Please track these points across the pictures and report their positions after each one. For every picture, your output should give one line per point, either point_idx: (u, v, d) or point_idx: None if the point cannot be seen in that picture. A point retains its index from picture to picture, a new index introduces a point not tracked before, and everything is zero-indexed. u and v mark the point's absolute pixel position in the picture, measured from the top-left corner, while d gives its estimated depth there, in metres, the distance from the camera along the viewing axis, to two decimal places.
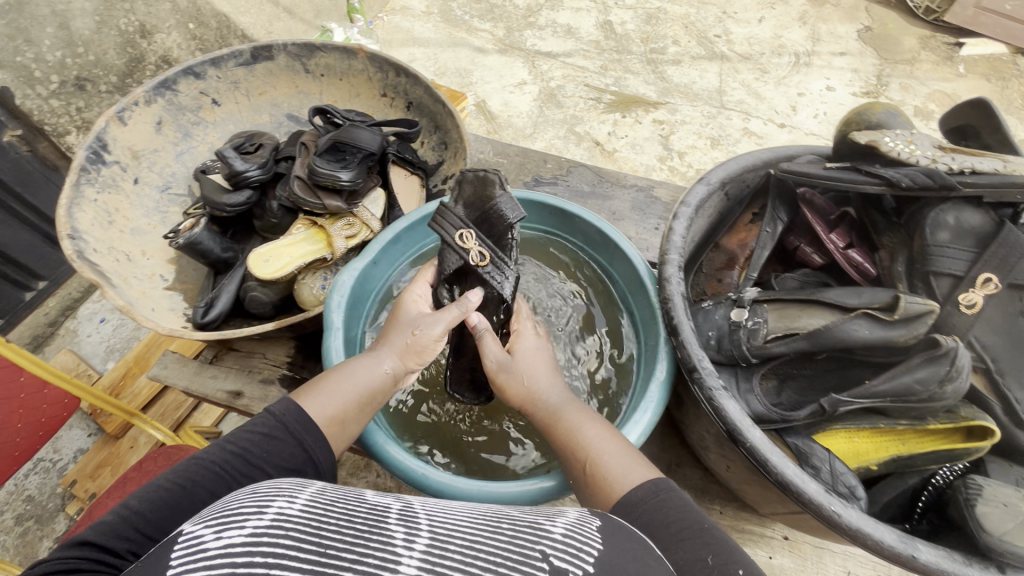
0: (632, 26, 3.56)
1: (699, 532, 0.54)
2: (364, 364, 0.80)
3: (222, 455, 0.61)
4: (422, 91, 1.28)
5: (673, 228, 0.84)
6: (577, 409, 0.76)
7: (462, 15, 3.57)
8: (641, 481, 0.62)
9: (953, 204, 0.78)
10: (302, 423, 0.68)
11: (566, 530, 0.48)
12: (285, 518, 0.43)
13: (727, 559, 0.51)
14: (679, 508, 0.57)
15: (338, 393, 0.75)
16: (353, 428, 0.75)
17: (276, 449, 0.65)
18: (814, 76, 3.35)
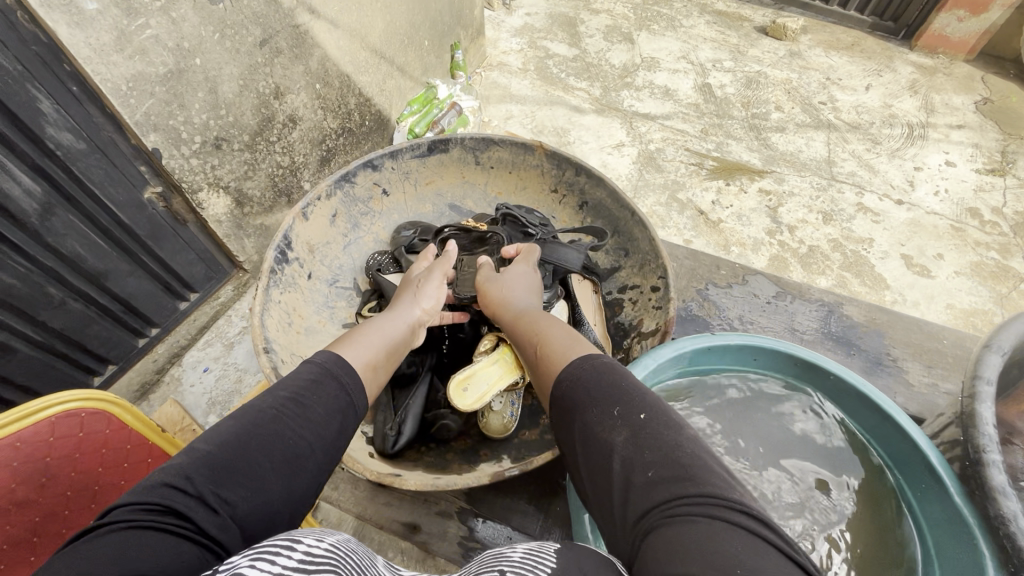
0: (732, 90, 3.48)
1: (613, 400, 0.72)
2: (387, 320, 0.97)
3: (276, 401, 0.73)
4: (603, 193, 1.21)
5: (980, 413, 0.73)
6: (537, 314, 0.95)
7: (559, 73, 3.58)
8: (577, 356, 0.82)
9: None
10: (341, 367, 0.82)
11: (527, 555, 0.57)
12: (311, 553, 0.50)
13: (631, 411, 0.70)
14: (613, 376, 0.76)
15: (367, 344, 0.90)
16: (382, 376, 0.90)
17: (322, 394, 0.77)
18: (931, 149, 3.16)
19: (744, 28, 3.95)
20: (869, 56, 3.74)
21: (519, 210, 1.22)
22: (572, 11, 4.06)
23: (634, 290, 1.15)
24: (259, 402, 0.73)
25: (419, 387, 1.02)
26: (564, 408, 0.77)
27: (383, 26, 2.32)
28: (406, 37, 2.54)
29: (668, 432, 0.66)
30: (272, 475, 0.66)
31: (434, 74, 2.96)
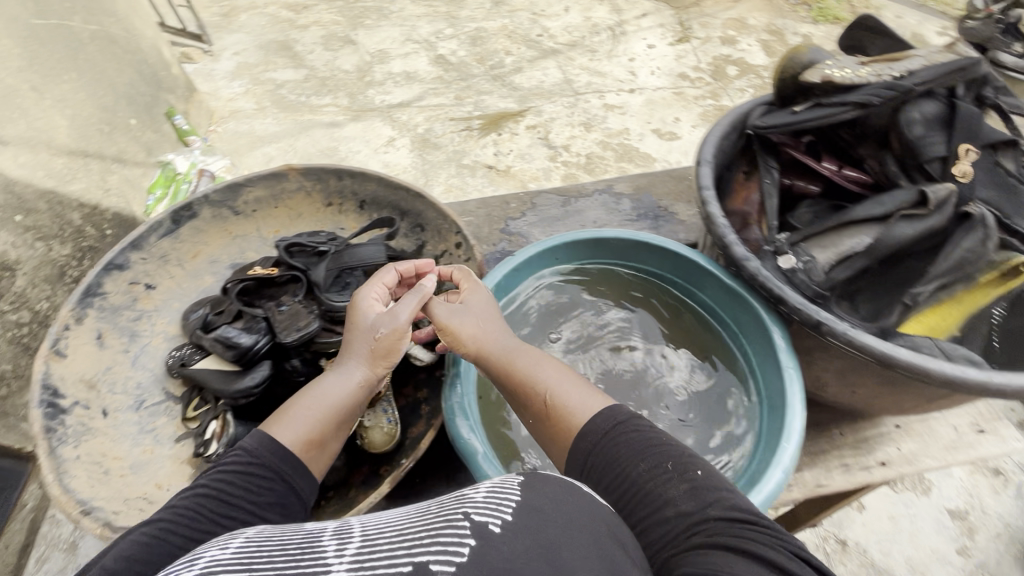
0: (464, 52, 3.68)
1: (665, 450, 0.68)
2: (331, 384, 0.85)
3: (198, 500, 0.67)
4: (373, 185, 1.22)
5: (711, 213, 0.90)
6: (528, 353, 0.89)
7: (298, 98, 3.44)
8: (600, 411, 0.76)
9: (914, 101, 0.88)
10: (273, 450, 0.75)
11: (489, 492, 0.56)
12: (214, 564, 0.50)
13: (687, 466, 0.66)
14: (644, 426, 0.71)
15: (309, 414, 0.81)
16: (332, 445, 0.82)
17: (251, 486, 0.71)
18: (634, 40, 3.72)
19: None
20: None
21: (306, 236, 1.14)
22: (282, 34, 3.89)
23: (444, 256, 1.17)
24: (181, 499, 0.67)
25: None
26: (594, 449, 0.71)
27: (68, 121, 1.99)
28: (106, 124, 2.22)
29: (724, 488, 0.64)
30: None
31: (163, 150, 2.64)
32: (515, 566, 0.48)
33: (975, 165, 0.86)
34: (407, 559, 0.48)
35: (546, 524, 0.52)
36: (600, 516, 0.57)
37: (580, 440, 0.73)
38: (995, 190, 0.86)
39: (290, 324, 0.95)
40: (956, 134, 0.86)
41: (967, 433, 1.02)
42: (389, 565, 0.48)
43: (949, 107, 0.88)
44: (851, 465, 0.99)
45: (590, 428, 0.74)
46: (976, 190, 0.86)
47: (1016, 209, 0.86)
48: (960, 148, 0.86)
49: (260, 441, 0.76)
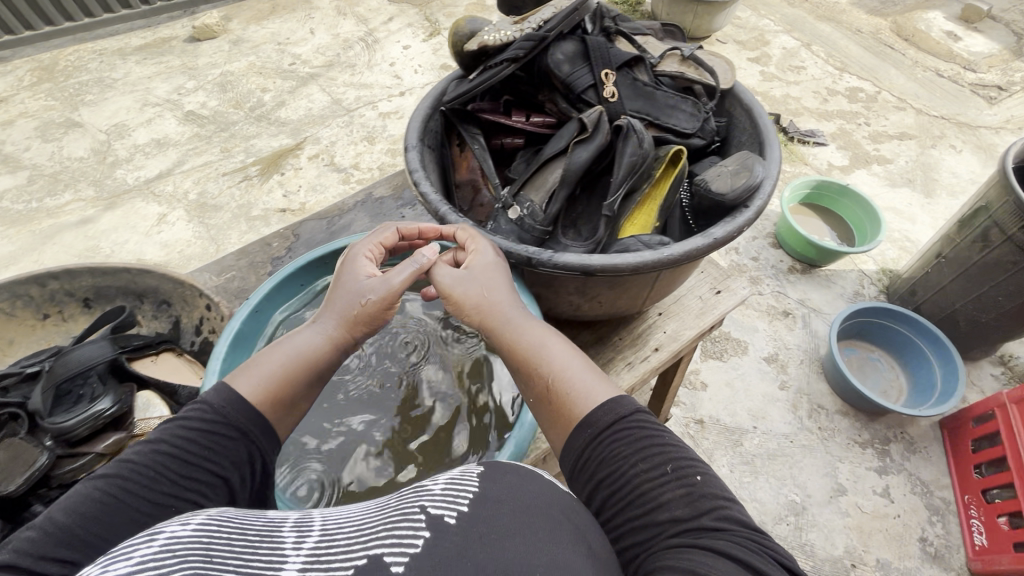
0: (215, 102, 3.40)
1: (667, 447, 0.66)
2: (306, 337, 0.80)
3: (153, 458, 0.63)
4: (88, 278, 1.07)
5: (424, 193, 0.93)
6: (536, 329, 0.82)
7: (28, 205, 2.91)
8: (605, 404, 0.71)
9: (554, 45, 1.00)
10: (239, 407, 0.70)
11: (448, 482, 0.57)
12: (174, 541, 0.48)
13: (688, 469, 0.65)
14: (649, 427, 0.68)
15: (273, 371, 0.75)
16: (303, 406, 0.78)
17: (213, 446, 0.67)
18: (389, 46, 3.75)
19: (177, 48, 3.81)
20: (293, 10, 4.08)
21: (14, 365, 0.99)
22: None
23: (203, 324, 1.10)
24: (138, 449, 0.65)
25: None
26: (595, 433, 0.68)
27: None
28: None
29: (720, 493, 0.63)
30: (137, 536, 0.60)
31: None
32: (468, 551, 0.50)
33: (617, 85, 1.01)
34: (364, 552, 0.49)
35: (502, 510, 0.54)
36: (561, 496, 0.60)
37: (580, 420, 0.71)
38: (638, 100, 1.02)
39: (13, 468, 0.84)
40: (595, 63, 1.00)
41: (709, 296, 1.22)
42: (343, 561, 0.49)
43: (582, 42, 1.01)
44: (633, 361, 1.12)
45: (594, 411, 0.70)
46: (626, 105, 1.01)
47: (660, 111, 1.03)
48: (602, 74, 0.99)
49: (227, 394, 0.71)
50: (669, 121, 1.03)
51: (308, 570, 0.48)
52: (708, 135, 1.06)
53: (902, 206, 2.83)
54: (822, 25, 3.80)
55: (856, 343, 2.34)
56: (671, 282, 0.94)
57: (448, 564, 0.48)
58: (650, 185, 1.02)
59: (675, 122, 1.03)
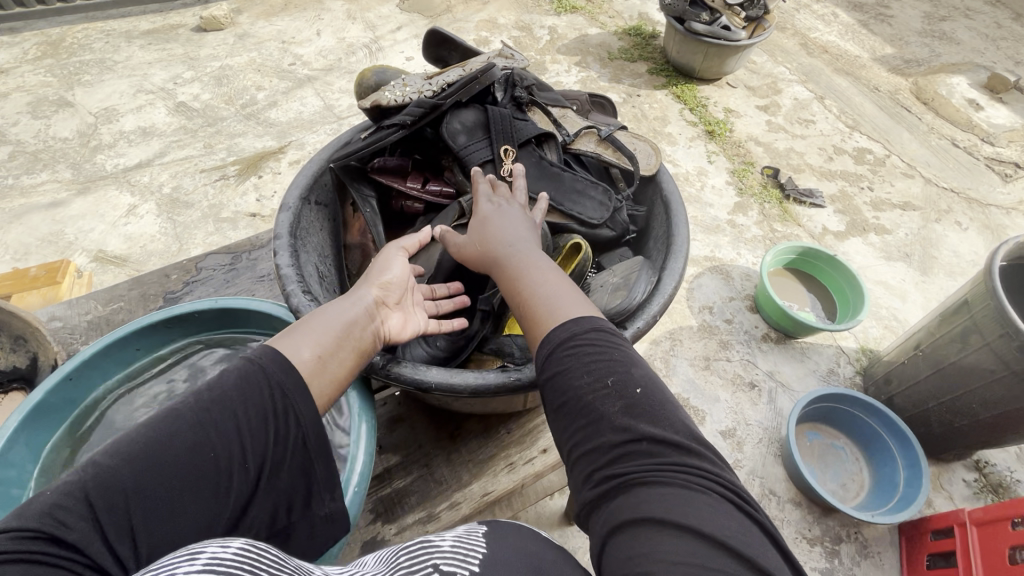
0: (208, 95, 3.37)
1: (614, 363, 0.64)
2: (341, 303, 0.79)
3: (195, 407, 0.65)
4: None
5: (280, 263, 0.85)
6: (531, 253, 0.78)
7: (3, 181, 2.89)
8: (571, 318, 0.69)
9: (451, 113, 0.90)
10: (280, 369, 0.69)
11: (456, 540, 0.63)
12: (218, 560, 0.49)
13: (627, 382, 0.63)
14: (608, 347, 0.66)
15: (312, 332, 0.74)
16: (342, 370, 0.75)
17: (248, 393, 0.67)
18: (392, 55, 3.70)
19: (183, 36, 3.81)
20: (304, 9, 4.06)
21: None
22: None
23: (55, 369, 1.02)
24: (183, 402, 0.66)
25: None
26: (553, 354, 0.67)
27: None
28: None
29: (662, 410, 0.62)
30: (169, 491, 0.60)
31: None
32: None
33: (519, 162, 0.91)
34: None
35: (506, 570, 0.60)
36: (545, 564, 0.63)
37: (542, 344, 0.69)
38: (541, 181, 0.91)
39: None
40: (494, 136, 0.90)
41: None
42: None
43: (484, 111, 0.92)
44: (516, 461, 1.01)
45: (554, 333, 0.68)
46: (526, 185, 0.91)
47: (566, 196, 0.92)
48: (500, 150, 0.90)
49: (266, 349, 0.71)
50: (573, 208, 0.92)
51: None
52: (620, 226, 0.96)
53: (897, 281, 2.63)
54: (840, 78, 3.65)
55: (820, 427, 2.10)
56: None
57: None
58: None
59: (580, 210, 0.93)
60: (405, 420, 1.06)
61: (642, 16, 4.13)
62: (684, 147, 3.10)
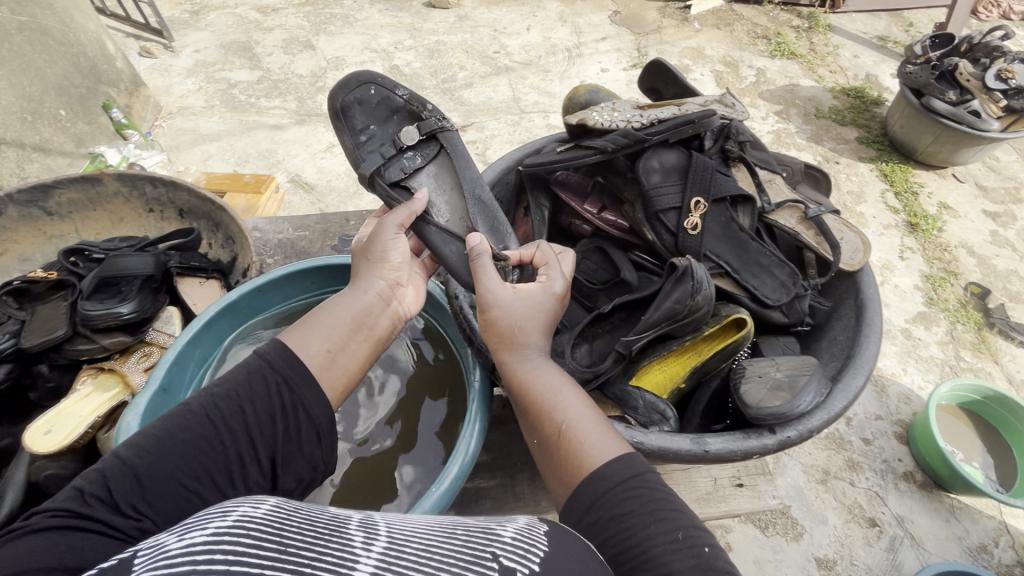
0: (418, 64, 3.72)
1: (672, 510, 0.55)
2: (348, 296, 0.76)
3: (207, 399, 0.61)
4: (186, 196, 1.23)
5: (449, 248, 0.90)
6: (552, 373, 0.72)
7: (247, 99, 3.47)
8: (617, 456, 0.61)
9: (654, 149, 0.89)
10: (286, 363, 0.65)
11: (517, 532, 0.50)
12: (249, 518, 0.42)
13: (695, 537, 0.54)
14: (657, 491, 0.57)
15: (319, 329, 0.70)
16: (349, 363, 0.70)
17: (257, 389, 0.63)
18: (589, 63, 3.75)
19: (414, 8, 4.23)
20: (522, 3, 4.26)
21: (103, 241, 1.14)
22: (244, 35, 3.93)
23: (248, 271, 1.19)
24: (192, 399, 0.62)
25: (19, 453, 0.94)
26: (609, 496, 0.57)
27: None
28: (27, 112, 2.23)
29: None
30: (182, 474, 0.56)
31: (97, 141, 2.56)
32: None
33: (706, 219, 0.86)
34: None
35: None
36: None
37: (586, 484, 0.59)
38: (724, 243, 0.86)
39: (42, 328, 0.97)
40: (689, 185, 0.86)
41: (724, 486, 1.00)
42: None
43: (688, 156, 0.88)
44: None
45: (606, 469, 0.59)
46: (706, 243, 0.86)
47: (746, 266, 0.86)
48: (691, 201, 0.86)
49: (278, 348, 0.67)
50: (750, 281, 0.86)
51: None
52: (795, 315, 0.86)
53: None
54: None
55: None
56: None
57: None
58: (694, 339, 0.88)
59: (758, 285, 0.86)
60: (504, 424, 1.08)
61: (870, 78, 3.69)
62: (875, 234, 2.72)
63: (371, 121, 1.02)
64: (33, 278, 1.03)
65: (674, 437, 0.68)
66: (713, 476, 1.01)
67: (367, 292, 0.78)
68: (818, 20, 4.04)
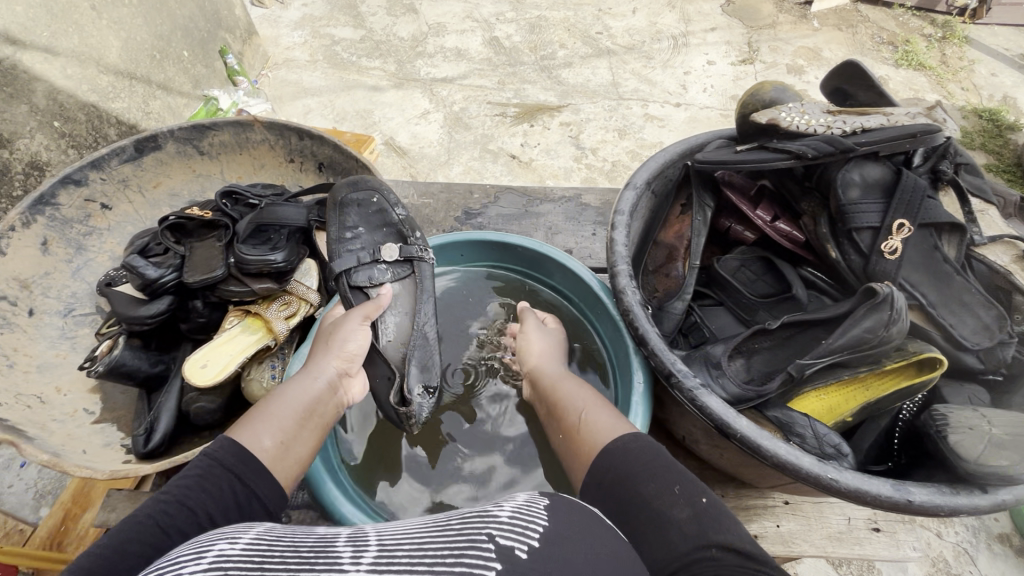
0: (518, 38, 3.61)
1: (671, 468, 0.61)
2: (298, 384, 0.76)
3: (155, 507, 0.54)
4: (330, 150, 1.25)
5: (615, 238, 0.86)
6: (567, 384, 0.83)
7: (349, 57, 3.51)
8: (621, 434, 0.68)
9: (856, 162, 0.82)
10: (240, 458, 0.61)
11: (514, 510, 0.50)
12: (224, 558, 0.42)
13: (693, 490, 0.59)
14: (653, 454, 0.63)
15: (272, 422, 0.68)
16: (300, 449, 0.69)
17: (214, 486, 0.57)
18: (694, 54, 3.39)
19: None
20: None
21: (251, 187, 1.17)
22: None
23: None
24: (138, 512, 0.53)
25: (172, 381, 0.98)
26: (615, 465, 0.64)
27: (121, 39, 1.86)
28: (156, 49, 2.05)
29: (735, 524, 0.56)
30: None
31: (211, 85, 2.39)
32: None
33: (906, 244, 0.79)
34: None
35: (575, 559, 0.46)
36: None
37: (593, 463, 0.67)
38: (923, 272, 0.79)
39: (202, 266, 1.00)
40: (894, 205, 0.79)
41: (859, 528, 0.94)
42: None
43: (893, 173, 0.82)
44: None
45: (605, 449, 0.66)
46: (901, 270, 0.79)
47: (945, 301, 0.78)
48: (893, 223, 0.79)
49: (229, 445, 0.63)
50: (945, 318, 0.78)
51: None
52: (992, 361, 0.78)
53: None
54: None
55: None
56: None
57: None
58: (869, 373, 0.80)
59: (954, 323, 0.78)
60: None
61: (1006, 100, 3.00)
62: None
63: (363, 216, 1.05)
64: (192, 214, 1.06)
65: (872, 479, 0.63)
66: (847, 515, 0.95)
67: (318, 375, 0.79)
68: (955, 30, 3.31)
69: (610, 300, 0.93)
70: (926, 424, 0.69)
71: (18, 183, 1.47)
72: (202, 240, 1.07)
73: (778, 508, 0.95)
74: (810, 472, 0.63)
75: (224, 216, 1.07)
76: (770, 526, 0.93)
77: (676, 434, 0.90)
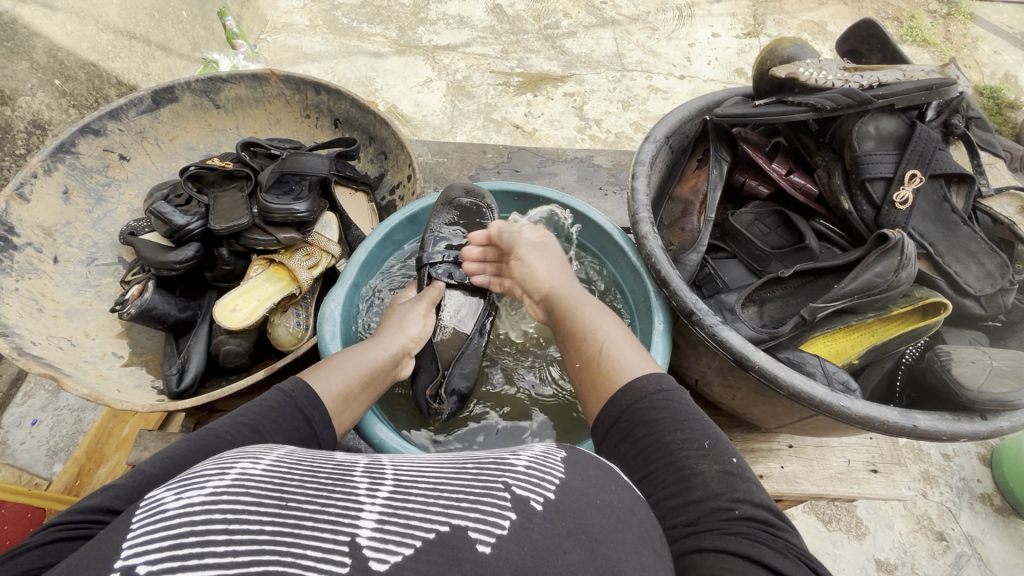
0: (522, 6, 3.12)
1: (705, 424, 0.57)
2: (367, 346, 0.78)
3: (232, 426, 0.56)
4: (346, 105, 1.25)
5: (636, 187, 0.88)
6: (592, 306, 0.78)
7: (350, 22, 3.03)
8: (650, 372, 0.63)
9: (872, 115, 0.86)
10: (310, 400, 0.64)
11: (531, 461, 0.45)
12: (247, 476, 0.40)
13: (722, 449, 0.55)
14: (680, 408, 0.58)
15: (343, 371, 0.71)
16: (356, 407, 0.71)
17: (282, 425, 0.60)
18: (698, 26, 3.06)
19: None
20: None
21: (268, 141, 1.18)
22: None
23: (399, 187, 1.22)
24: (222, 429, 0.55)
25: (200, 327, 1.02)
26: (633, 406, 0.59)
27: None
28: (155, 8, 1.92)
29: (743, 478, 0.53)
30: None
31: (210, 48, 2.21)
32: (556, 546, 0.38)
33: (917, 194, 0.83)
34: (444, 518, 0.38)
35: (589, 510, 0.42)
36: (645, 531, 0.45)
37: (622, 391, 0.61)
38: (933, 221, 0.84)
39: (226, 215, 1.03)
40: (907, 156, 0.83)
41: (859, 469, 1.00)
42: (424, 519, 0.38)
43: (908, 125, 0.86)
44: None
45: (632, 384, 0.61)
46: (911, 220, 0.84)
47: (951, 250, 0.83)
48: (906, 173, 0.83)
49: (300, 383, 0.65)
50: (953, 266, 0.83)
51: (385, 524, 0.37)
52: (993, 308, 0.83)
53: None
54: None
55: None
56: (831, 432, 0.79)
57: (533, 562, 0.37)
58: (876, 319, 0.83)
59: (960, 271, 0.83)
60: None
61: (1009, 79, 2.88)
62: None
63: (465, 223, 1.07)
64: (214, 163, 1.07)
65: (881, 407, 0.68)
66: (848, 458, 1.01)
67: (384, 346, 0.81)
68: (959, 6, 3.14)
69: (631, 249, 0.97)
70: (932, 361, 0.76)
71: (20, 142, 1.40)
72: (224, 189, 1.08)
73: (781, 450, 1.00)
74: (825, 402, 0.68)
75: (247, 165, 1.08)
76: (774, 467, 0.99)
77: (689, 378, 0.94)
